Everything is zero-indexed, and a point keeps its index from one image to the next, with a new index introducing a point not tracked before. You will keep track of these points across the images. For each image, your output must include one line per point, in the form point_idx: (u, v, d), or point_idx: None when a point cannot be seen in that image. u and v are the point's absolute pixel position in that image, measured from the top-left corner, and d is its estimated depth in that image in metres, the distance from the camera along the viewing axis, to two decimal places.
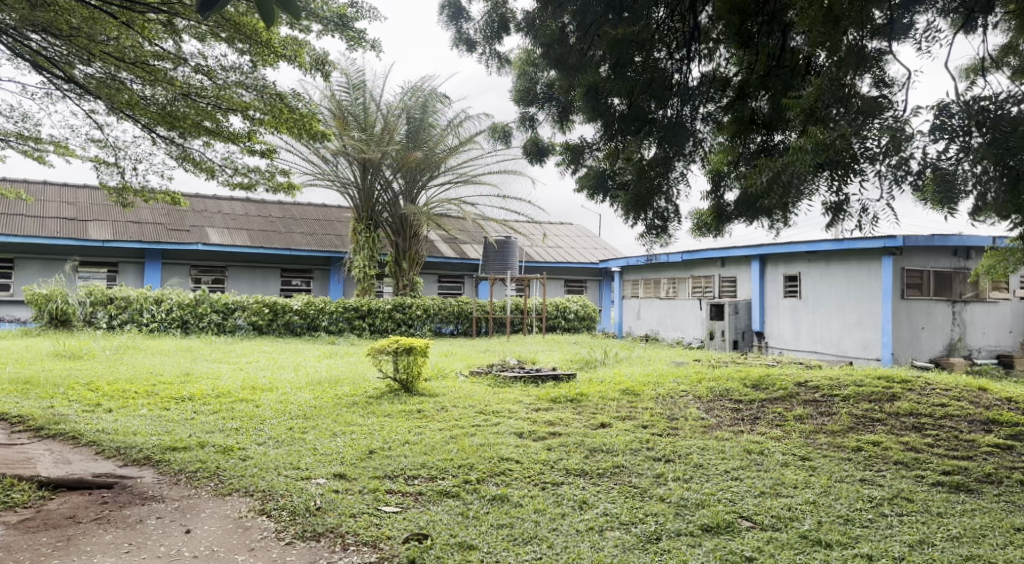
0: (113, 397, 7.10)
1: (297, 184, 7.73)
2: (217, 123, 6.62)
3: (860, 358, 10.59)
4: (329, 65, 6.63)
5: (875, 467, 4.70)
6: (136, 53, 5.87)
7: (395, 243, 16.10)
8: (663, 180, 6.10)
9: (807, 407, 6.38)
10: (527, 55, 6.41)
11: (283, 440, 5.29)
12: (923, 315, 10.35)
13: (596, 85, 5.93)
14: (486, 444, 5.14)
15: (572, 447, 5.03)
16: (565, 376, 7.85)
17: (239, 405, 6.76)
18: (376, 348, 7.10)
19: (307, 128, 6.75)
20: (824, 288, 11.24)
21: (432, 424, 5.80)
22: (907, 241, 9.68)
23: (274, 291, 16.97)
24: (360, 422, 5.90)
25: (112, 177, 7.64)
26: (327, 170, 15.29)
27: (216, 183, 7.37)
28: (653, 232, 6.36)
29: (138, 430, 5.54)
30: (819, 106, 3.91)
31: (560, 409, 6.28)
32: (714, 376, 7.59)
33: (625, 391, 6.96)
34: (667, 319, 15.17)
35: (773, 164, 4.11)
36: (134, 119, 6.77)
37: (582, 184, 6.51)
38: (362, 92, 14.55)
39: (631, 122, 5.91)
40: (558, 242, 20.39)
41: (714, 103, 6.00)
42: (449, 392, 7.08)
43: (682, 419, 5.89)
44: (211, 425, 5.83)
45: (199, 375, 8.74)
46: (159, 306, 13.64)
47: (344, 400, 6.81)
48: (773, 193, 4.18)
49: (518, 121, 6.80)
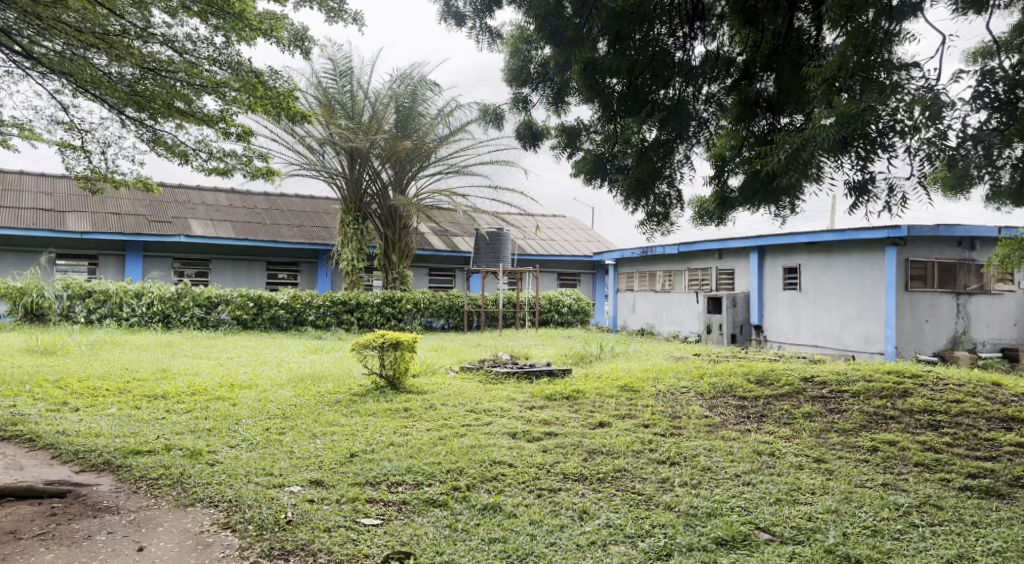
0: (82, 396, 6.70)
1: (276, 170, 7.33)
2: (190, 104, 6.19)
3: (862, 351, 10.27)
4: (309, 42, 6.22)
5: (896, 469, 4.37)
6: (102, 27, 5.48)
7: (384, 235, 15.68)
8: (665, 163, 5.83)
9: (816, 404, 6.04)
10: (521, 32, 6.07)
11: (258, 443, 4.90)
12: (928, 308, 10.04)
13: (595, 60, 5.52)
14: (477, 446, 4.77)
15: (569, 448, 4.67)
16: (560, 372, 7.49)
17: (214, 403, 6.37)
18: (360, 344, 6.71)
19: (286, 108, 6.32)
20: (826, 280, 10.93)
21: (419, 423, 5.43)
22: (911, 231, 9.37)
23: (259, 284, 16.54)
24: (343, 421, 5.54)
25: (78, 162, 7.22)
26: (313, 161, 14.70)
27: (190, 168, 6.97)
28: (654, 220, 6.10)
29: (102, 432, 5.14)
30: (841, 76, 3.56)
31: (555, 407, 5.92)
32: (716, 371, 7.24)
33: (623, 388, 6.60)
34: (663, 312, 14.84)
35: (791, 139, 3.79)
36: (100, 100, 6.31)
37: (579, 168, 6.19)
38: (349, 80, 14.17)
39: (631, 103, 5.64)
40: (550, 234, 20.02)
41: (717, 82, 5.59)
42: (438, 389, 6.71)
43: (685, 417, 5.56)
44: (182, 426, 5.45)
45: (176, 371, 8.33)
46: (139, 300, 13.20)
47: (326, 398, 6.43)
48: (791, 171, 3.85)
49: (511, 102, 6.39)
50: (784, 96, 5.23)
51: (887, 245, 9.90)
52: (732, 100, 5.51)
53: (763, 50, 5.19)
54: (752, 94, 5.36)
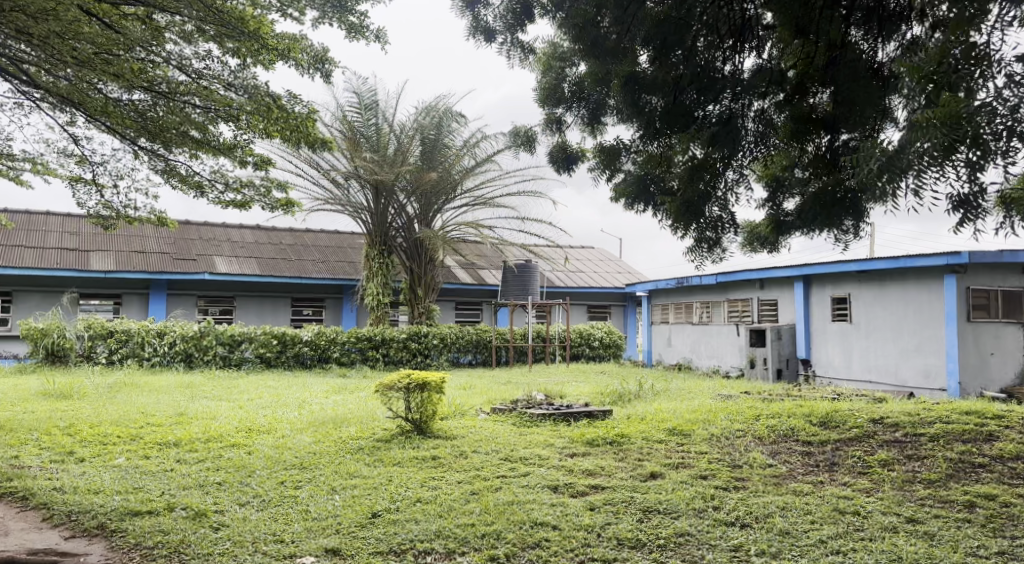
0: (90, 444, 6.29)
1: (296, 200, 6.97)
2: (204, 133, 5.83)
3: (921, 388, 9.53)
4: (329, 64, 5.85)
5: (1009, 532, 3.73)
6: (117, 60, 5.16)
7: (410, 269, 15.22)
8: (715, 185, 5.23)
9: (891, 449, 5.40)
10: (554, 48, 5.70)
11: (269, 502, 4.39)
12: (993, 339, 9.30)
13: (635, 74, 5.12)
14: (515, 503, 4.22)
15: (620, 506, 4.10)
16: (600, 413, 6.90)
17: (228, 452, 5.90)
18: (384, 386, 6.19)
19: (305, 136, 5.87)
20: (878, 311, 10.25)
21: (449, 475, 4.88)
22: (973, 257, 8.69)
23: (284, 321, 16.21)
24: (365, 472, 5.04)
25: (89, 196, 6.94)
26: (338, 195, 14.46)
27: (205, 200, 6.63)
28: (704, 246, 5.49)
29: (102, 488, 4.69)
30: (944, 71, 3.04)
31: (598, 454, 5.33)
32: (772, 412, 6.61)
33: (672, 432, 6.00)
34: (701, 345, 14.17)
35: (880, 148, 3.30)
36: (111, 129, 5.98)
37: (619, 192, 5.63)
38: (374, 113, 13.98)
39: (676, 118, 5.09)
40: (579, 266, 19.50)
41: (768, 97, 5.06)
42: (468, 434, 6.16)
43: (747, 466, 4.97)
44: (192, 479, 4.99)
45: (193, 414, 7.90)
46: (161, 340, 12.86)
47: (347, 445, 5.93)
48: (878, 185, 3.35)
49: (543, 124, 6.02)
50: (847, 110, 4.64)
51: (946, 273, 9.22)
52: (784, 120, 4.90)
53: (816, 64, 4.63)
54: (805, 110, 4.77)
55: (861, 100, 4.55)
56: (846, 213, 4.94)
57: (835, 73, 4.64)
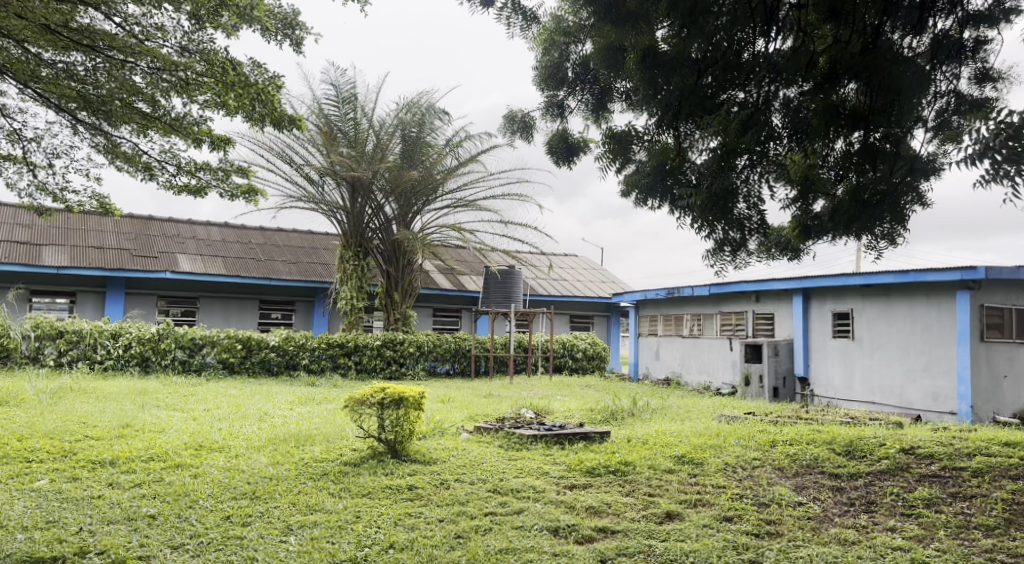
0: (7, 462, 5.40)
1: (259, 188, 6.10)
2: (154, 105, 5.07)
3: (929, 411, 8.97)
4: (301, 30, 5.01)
5: None
6: (49, 20, 4.37)
7: (386, 272, 14.39)
8: (741, 180, 4.49)
9: (931, 485, 4.74)
10: (557, 23, 4.94)
11: (208, 545, 3.63)
12: (1006, 361, 8.75)
13: (655, 48, 4.36)
14: (509, 552, 3.49)
15: (638, 559, 3.42)
16: (597, 436, 6.17)
17: (171, 474, 5.08)
18: (355, 400, 5.41)
19: (272, 113, 5.08)
20: (884, 327, 9.69)
21: (427, 510, 4.13)
22: (990, 273, 8.13)
23: (250, 324, 15.31)
24: (327, 505, 4.26)
25: (20, 177, 6.04)
26: (312, 193, 13.68)
27: (155, 185, 5.79)
28: (726, 250, 4.70)
29: (3, 523, 3.86)
30: None
31: (601, 488, 4.61)
32: (789, 438, 5.93)
33: (681, 460, 5.31)
34: (690, 359, 13.58)
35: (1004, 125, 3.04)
36: (42, 100, 5.13)
37: (627, 183, 4.91)
38: (352, 107, 13.17)
39: (692, 105, 4.39)
40: (562, 274, 18.82)
41: (795, 87, 4.26)
42: (450, 458, 5.41)
43: (774, 504, 4.30)
44: (122, 509, 4.18)
45: (139, 427, 7.04)
46: (115, 341, 11.91)
47: (310, 469, 5.14)
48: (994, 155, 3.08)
49: (542, 109, 5.29)
50: (889, 101, 3.90)
51: (959, 289, 8.64)
52: (813, 110, 4.18)
53: (852, 49, 4.05)
54: (834, 101, 4.12)
55: (907, 88, 3.80)
56: (877, 215, 4.25)
57: (873, 59, 3.93)
